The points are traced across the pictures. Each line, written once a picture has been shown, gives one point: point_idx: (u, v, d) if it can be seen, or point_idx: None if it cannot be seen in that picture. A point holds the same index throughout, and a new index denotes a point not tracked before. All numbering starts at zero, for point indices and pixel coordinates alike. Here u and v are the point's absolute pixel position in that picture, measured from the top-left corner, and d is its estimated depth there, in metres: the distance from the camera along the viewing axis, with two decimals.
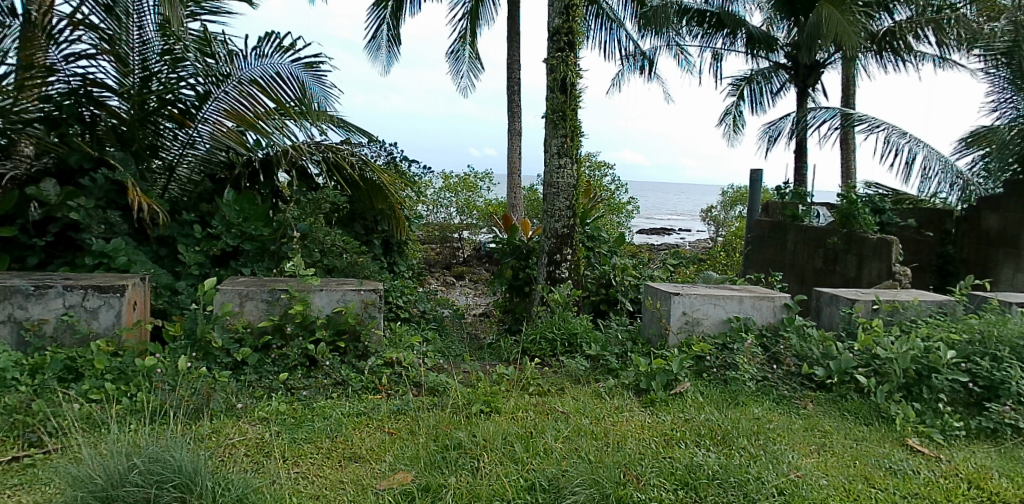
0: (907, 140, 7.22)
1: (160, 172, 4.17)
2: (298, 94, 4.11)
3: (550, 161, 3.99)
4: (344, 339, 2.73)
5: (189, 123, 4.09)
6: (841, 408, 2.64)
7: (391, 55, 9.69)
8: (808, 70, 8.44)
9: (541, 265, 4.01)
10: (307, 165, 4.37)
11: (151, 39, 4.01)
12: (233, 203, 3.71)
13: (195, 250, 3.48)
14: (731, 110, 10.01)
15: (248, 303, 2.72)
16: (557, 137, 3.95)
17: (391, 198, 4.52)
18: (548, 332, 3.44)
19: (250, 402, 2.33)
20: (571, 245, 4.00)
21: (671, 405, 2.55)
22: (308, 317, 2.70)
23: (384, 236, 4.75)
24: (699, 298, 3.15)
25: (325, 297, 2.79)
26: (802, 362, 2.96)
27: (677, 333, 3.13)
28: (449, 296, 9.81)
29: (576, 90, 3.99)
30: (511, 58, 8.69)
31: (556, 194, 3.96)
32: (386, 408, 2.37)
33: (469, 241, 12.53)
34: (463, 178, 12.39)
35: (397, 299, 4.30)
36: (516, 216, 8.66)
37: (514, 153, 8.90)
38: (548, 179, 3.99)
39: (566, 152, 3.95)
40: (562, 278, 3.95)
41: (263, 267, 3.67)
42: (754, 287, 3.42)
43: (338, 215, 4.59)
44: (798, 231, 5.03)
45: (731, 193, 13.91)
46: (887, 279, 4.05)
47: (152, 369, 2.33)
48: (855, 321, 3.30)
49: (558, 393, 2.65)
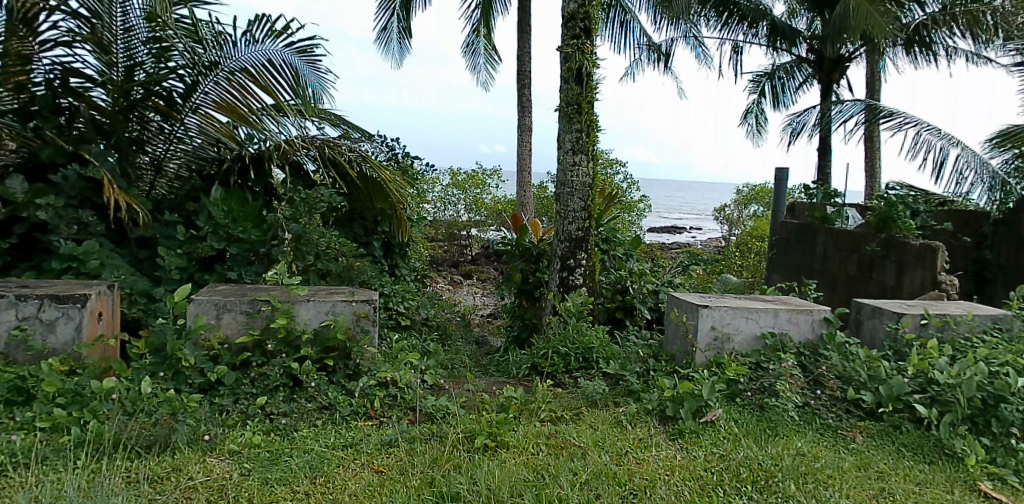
0: (939, 138, 6.80)
1: (146, 168, 3.92)
2: (292, 84, 3.83)
3: (564, 159, 3.66)
4: (333, 356, 2.44)
5: (176, 116, 3.81)
6: (897, 442, 2.31)
7: (402, 47, 9.41)
8: (833, 64, 8.05)
9: (553, 271, 3.70)
10: (301, 160, 4.06)
11: (135, 25, 3.70)
12: (221, 201, 3.41)
13: (176, 252, 3.20)
14: (752, 109, 9.67)
15: (225, 315, 2.43)
16: (571, 132, 3.63)
17: (391, 197, 4.21)
18: (561, 346, 3.13)
19: (223, 432, 2.04)
20: (586, 249, 3.68)
21: (702, 437, 2.23)
22: (292, 331, 2.41)
23: (384, 238, 4.45)
24: (730, 311, 2.82)
25: (313, 308, 2.49)
26: (846, 386, 2.63)
27: (705, 351, 2.81)
28: (456, 296, 9.54)
29: (593, 81, 3.66)
30: (522, 50, 8.35)
31: (570, 194, 3.64)
32: (377, 439, 2.07)
33: (477, 239, 12.25)
34: (471, 175, 12.06)
35: (398, 306, 4.01)
36: (526, 215, 8.35)
37: (525, 149, 8.57)
38: (562, 178, 3.68)
39: (581, 148, 3.63)
40: (575, 285, 3.64)
41: (251, 271, 3.39)
42: (790, 299, 3.08)
43: (336, 215, 4.30)
44: (829, 234, 4.69)
45: (746, 191, 13.54)
46: (932, 289, 3.70)
47: (110, 392, 2.05)
48: (902, 339, 2.96)
49: (573, 421, 2.34)
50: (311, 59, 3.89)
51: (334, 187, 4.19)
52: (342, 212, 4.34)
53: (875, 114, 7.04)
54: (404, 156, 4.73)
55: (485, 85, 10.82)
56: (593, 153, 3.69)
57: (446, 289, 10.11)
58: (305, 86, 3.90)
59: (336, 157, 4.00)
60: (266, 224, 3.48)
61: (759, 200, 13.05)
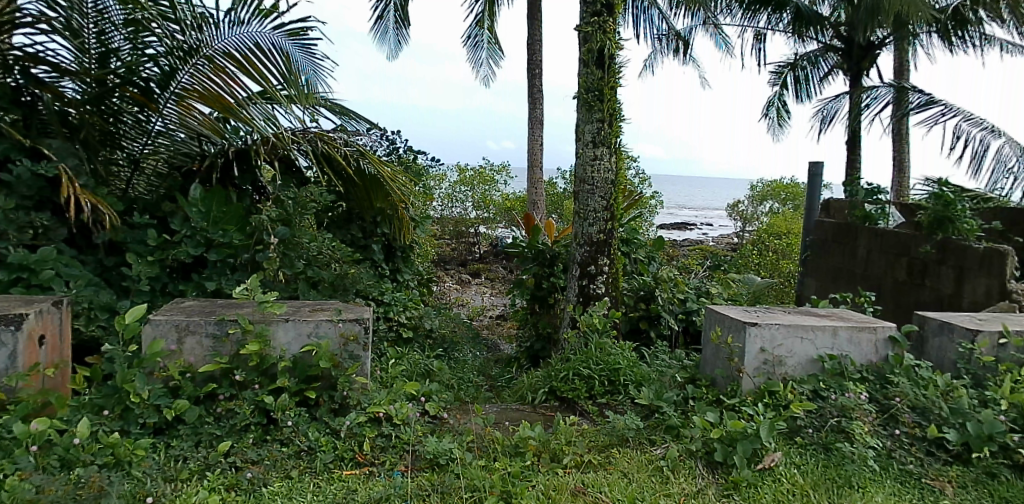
0: (980, 129, 6.27)
1: (123, 164, 3.55)
2: (283, 71, 3.39)
3: (583, 152, 3.25)
4: (315, 387, 2.06)
5: (154, 107, 3.42)
6: (997, 497, 1.90)
7: (401, 38, 9.05)
8: (862, 52, 7.59)
9: (572, 278, 3.30)
10: (294, 156, 3.62)
11: (107, 7, 3.26)
12: (200, 201, 3.03)
13: (147, 260, 2.83)
14: (774, 102, 9.22)
15: (188, 339, 2.05)
16: (591, 123, 3.22)
17: (391, 196, 3.81)
18: (583, 367, 2.73)
19: (176, 491, 1.66)
20: (608, 254, 3.27)
21: (762, 492, 1.83)
22: (267, 359, 2.03)
23: (385, 240, 4.06)
24: (783, 330, 2.42)
25: (292, 330, 2.10)
26: (923, 421, 2.22)
27: (754, 376, 2.40)
28: (464, 297, 9.17)
29: (616, 64, 3.25)
30: (532, 38, 7.93)
31: (590, 192, 3.23)
32: (364, 496, 1.69)
33: (486, 236, 11.86)
34: (479, 171, 11.67)
35: (399, 317, 3.63)
36: (537, 213, 7.96)
37: (536, 143, 8.15)
38: (580, 174, 3.27)
39: (603, 139, 3.22)
40: (597, 295, 3.23)
41: (232, 281, 3.01)
42: (848, 313, 2.67)
43: (332, 216, 3.92)
44: (873, 235, 4.25)
45: (761, 186, 13.01)
46: (1000, 300, 3.26)
47: (39, 437, 1.66)
48: (979, 362, 2.51)
49: (603, 468, 1.95)
50: (304, 42, 3.48)
51: (328, 185, 3.80)
52: (336, 212, 3.95)
53: (904, 108, 6.71)
54: (405, 152, 4.33)
55: (486, 82, 10.43)
56: (616, 147, 3.28)
57: (453, 288, 9.74)
58: (298, 72, 3.50)
59: (332, 153, 3.59)
60: (249, 226, 3.10)
61: (775, 196, 12.55)
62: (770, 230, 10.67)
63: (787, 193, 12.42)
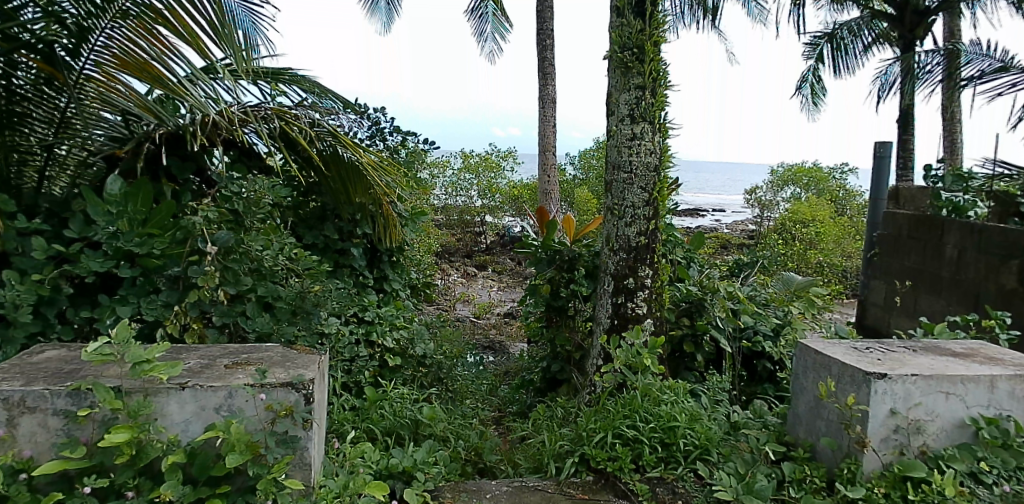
0: None
1: (35, 153, 2.80)
2: (211, 18, 2.48)
3: (617, 129, 2.48)
4: (223, 493, 1.32)
5: (65, 77, 2.62)
6: None
7: (391, 5, 8.28)
8: (916, 17, 6.72)
9: (604, 295, 2.54)
10: (247, 139, 2.90)
11: None
12: (115, 199, 2.29)
13: (34, 280, 2.09)
14: (808, 78, 8.39)
15: (28, 419, 1.32)
16: (628, 91, 2.44)
17: (373, 189, 3.05)
18: (626, 426, 1.99)
19: None
20: (651, 262, 2.49)
21: None
22: (147, 451, 1.29)
23: (367, 242, 3.31)
24: (922, 383, 1.67)
25: (193, 404, 1.36)
26: None
27: (881, 452, 1.67)
28: (469, 293, 8.48)
29: (660, 11, 2.46)
30: (542, 6, 7.09)
31: (627, 182, 2.46)
32: None
33: (492, 226, 11.13)
34: (484, 157, 10.91)
35: (384, 341, 2.89)
36: (548, 203, 7.20)
37: (548, 124, 7.32)
38: (613, 158, 2.50)
39: (644, 111, 2.44)
40: (637, 317, 2.46)
41: (155, 304, 2.26)
42: (1000, 355, 1.90)
43: (302, 214, 3.18)
44: (964, 230, 3.48)
45: (781, 170, 11.94)
46: None
47: None
48: None
49: None
50: None
51: (295, 176, 3.06)
52: (305, 210, 3.21)
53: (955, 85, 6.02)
54: (393, 135, 3.59)
55: (492, 57, 9.63)
56: (661, 122, 2.49)
57: (457, 283, 9.04)
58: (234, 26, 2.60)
59: (295, 133, 2.88)
60: (182, 230, 2.36)
61: (797, 181, 11.56)
62: (795, 218, 9.84)
63: (808, 178, 11.46)
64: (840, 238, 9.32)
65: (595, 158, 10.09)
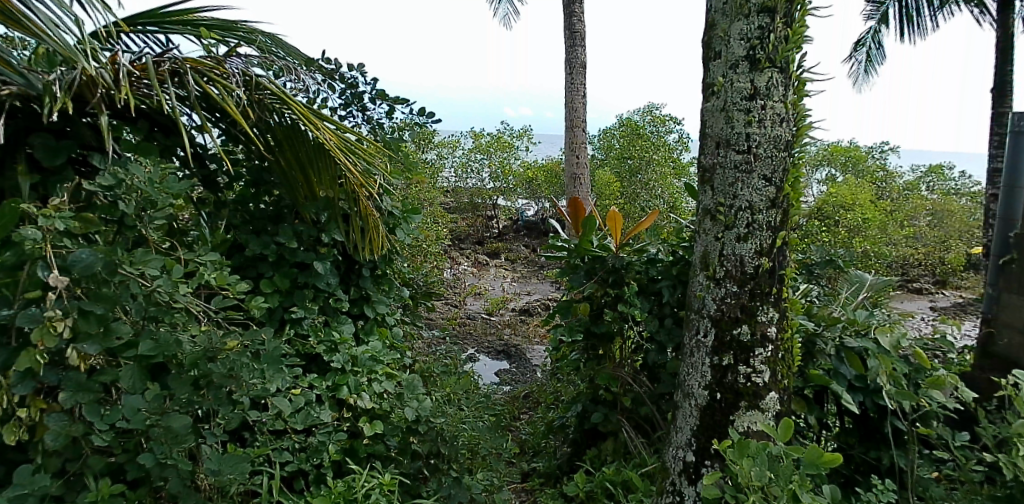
0: None
1: None
2: None
3: (725, 81, 1.50)
4: None
5: None
6: None
7: None
8: None
9: (696, 348, 1.60)
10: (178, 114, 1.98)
11: None
12: None
13: None
14: (866, 42, 7.33)
15: None
16: (745, 17, 1.46)
17: (349, 175, 2.14)
18: None
19: None
20: (773, 298, 1.55)
21: None
22: None
23: (338, 252, 2.40)
24: None
25: None
26: None
27: None
28: (481, 285, 7.58)
29: None
30: None
31: (741, 168, 1.50)
32: None
33: (505, 210, 10.21)
34: (497, 136, 9.86)
35: (356, 401, 2.01)
36: (569, 189, 6.26)
37: (574, 95, 6.29)
38: (715, 129, 1.54)
39: (771, 51, 1.46)
40: (753, 390, 1.53)
41: None
42: None
43: (249, 214, 2.28)
44: None
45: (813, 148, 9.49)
46: None
47: None
48: None
49: None
50: None
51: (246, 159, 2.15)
52: (255, 207, 2.30)
53: None
54: (377, 104, 2.62)
55: (507, 20, 8.60)
56: (795, 71, 1.51)
57: (468, 274, 8.14)
58: None
59: (222, 97, 1.90)
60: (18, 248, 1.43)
61: (833, 160, 9.13)
62: (838, 200, 8.04)
63: (846, 157, 9.17)
64: (893, 225, 8.31)
65: (616, 137, 9.04)
